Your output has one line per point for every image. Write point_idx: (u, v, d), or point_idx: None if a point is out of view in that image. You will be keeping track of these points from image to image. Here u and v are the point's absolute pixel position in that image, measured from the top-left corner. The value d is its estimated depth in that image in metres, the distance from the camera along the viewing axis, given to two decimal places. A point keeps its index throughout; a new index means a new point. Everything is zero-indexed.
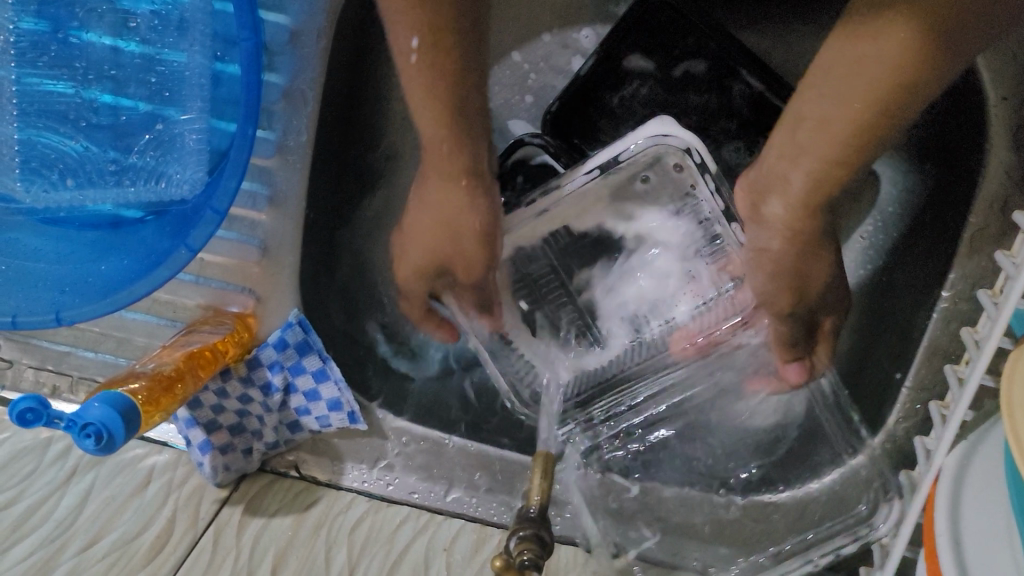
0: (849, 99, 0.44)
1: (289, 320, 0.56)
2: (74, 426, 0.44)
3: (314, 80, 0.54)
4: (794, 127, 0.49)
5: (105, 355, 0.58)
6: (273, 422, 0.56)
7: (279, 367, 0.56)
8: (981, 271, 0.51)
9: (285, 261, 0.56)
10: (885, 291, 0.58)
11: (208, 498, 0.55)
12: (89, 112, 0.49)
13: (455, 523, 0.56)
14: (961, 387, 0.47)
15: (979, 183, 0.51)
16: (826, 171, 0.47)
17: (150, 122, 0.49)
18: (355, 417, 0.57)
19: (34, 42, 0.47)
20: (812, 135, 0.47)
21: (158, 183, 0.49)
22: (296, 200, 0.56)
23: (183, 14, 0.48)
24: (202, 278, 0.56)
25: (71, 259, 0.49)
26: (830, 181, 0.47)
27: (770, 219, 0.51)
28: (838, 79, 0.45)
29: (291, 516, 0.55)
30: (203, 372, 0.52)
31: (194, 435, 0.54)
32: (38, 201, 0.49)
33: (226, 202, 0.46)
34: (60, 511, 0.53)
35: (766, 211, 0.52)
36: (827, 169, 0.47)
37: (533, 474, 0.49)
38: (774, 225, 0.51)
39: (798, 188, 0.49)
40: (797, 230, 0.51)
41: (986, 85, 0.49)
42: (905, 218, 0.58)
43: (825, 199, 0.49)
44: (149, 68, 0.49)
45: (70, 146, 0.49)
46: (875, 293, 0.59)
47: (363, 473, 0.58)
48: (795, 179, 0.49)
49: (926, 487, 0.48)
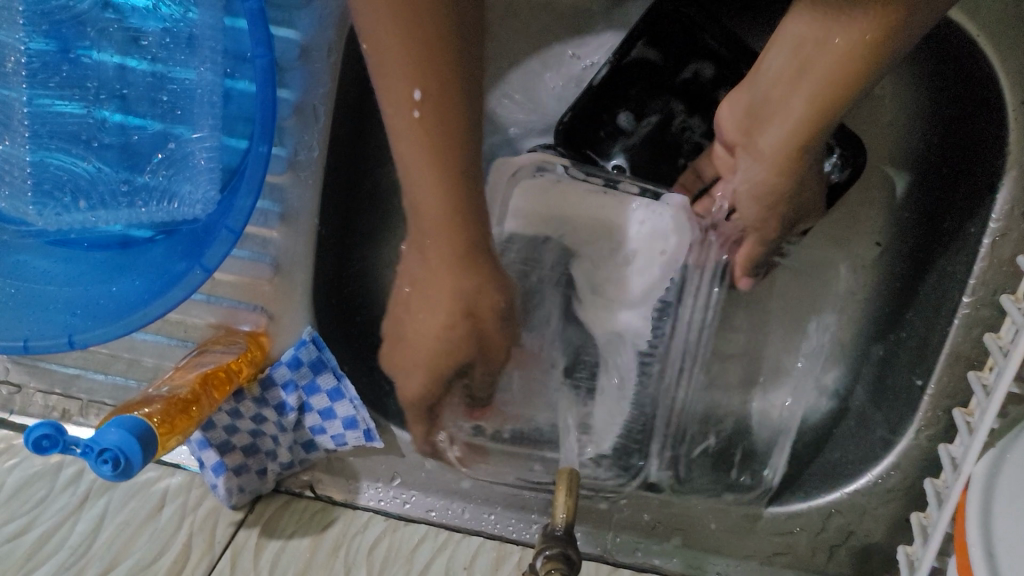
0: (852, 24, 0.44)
1: (302, 337, 0.55)
2: (91, 452, 0.42)
3: (327, 95, 0.53)
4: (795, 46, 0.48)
5: (115, 377, 0.58)
6: (288, 441, 0.56)
7: (293, 385, 0.55)
8: (1001, 277, 0.51)
9: (296, 277, 0.56)
10: (900, 300, 0.57)
11: (223, 521, 0.54)
12: (100, 131, 0.49)
13: (474, 541, 0.56)
14: (988, 396, 0.47)
15: (999, 187, 0.50)
16: (827, 97, 0.47)
17: (162, 142, 0.49)
18: (371, 435, 0.56)
19: (45, 63, 0.47)
20: (814, 57, 0.46)
21: (169, 203, 0.48)
22: (308, 217, 0.55)
23: (192, 30, 0.47)
24: (213, 296, 0.55)
25: (81, 281, 0.48)
26: (829, 107, 0.47)
27: (766, 150, 0.51)
28: (836, 2, 0.44)
29: (309, 537, 0.55)
30: (217, 394, 0.51)
31: (207, 457, 0.54)
32: (50, 223, 0.48)
33: (241, 222, 0.45)
34: (74, 538, 0.52)
35: (763, 142, 0.51)
36: (818, 91, 0.47)
37: (557, 493, 0.47)
38: (769, 156, 0.51)
39: (798, 115, 0.48)
40: (793, 155, 0.50)
41: (1004, 87, 0.49)
42: (919, 217, 0.57)
43: (825, 125, 0.49)
44: (160, 87, 0.48)
45: (82, 167, 0.49)
46: (890, 301, 0.58)
47: (379, 491, 0.58)
48: (797, 104, 0.48)
49: (954, 496, 0.47)
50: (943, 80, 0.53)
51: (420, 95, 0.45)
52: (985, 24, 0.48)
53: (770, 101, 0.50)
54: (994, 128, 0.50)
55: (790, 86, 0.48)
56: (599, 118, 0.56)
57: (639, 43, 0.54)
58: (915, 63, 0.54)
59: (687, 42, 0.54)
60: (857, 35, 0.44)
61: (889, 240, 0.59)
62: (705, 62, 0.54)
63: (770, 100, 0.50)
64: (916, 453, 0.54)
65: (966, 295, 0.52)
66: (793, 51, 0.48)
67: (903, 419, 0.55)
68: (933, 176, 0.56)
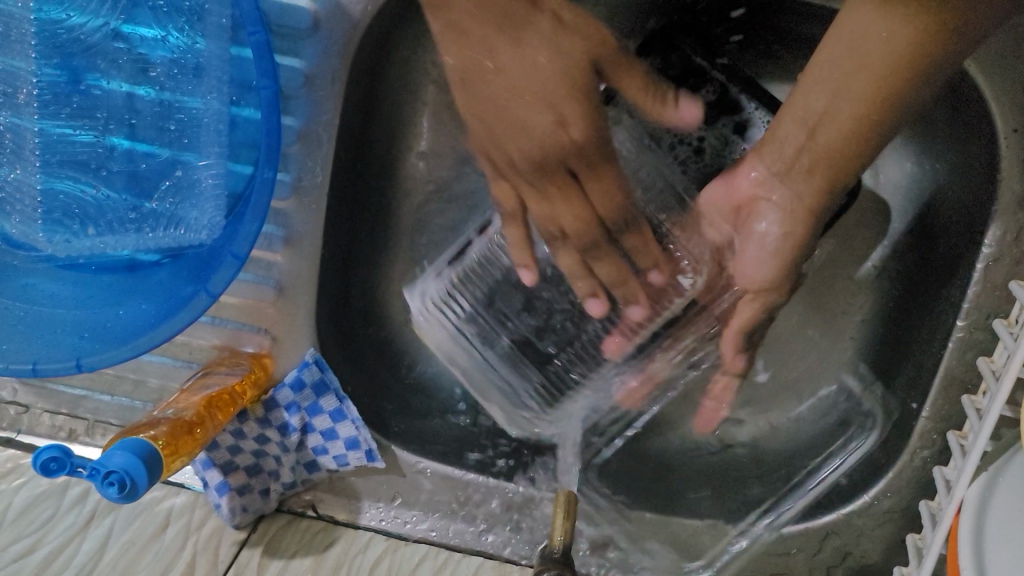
0: (852, 95, 0.48)
1: (306, 359, 0.56)
2: (98, 474, 0.43)
3: (330, 122, 0.54)
4: (823, 114, 0.50)
5: (121, 398, 0.58)
6: (290, 462, 0.57)
7: (296, 407, 0.56)
8: (995, 300, 0.51)
9: (300, 301, 0.57)
10: (895, 319, 0.59)
11: (227, 540, 0.55)
12: (109, 160, 0.50)
13: (473, 561, 0.56)
14: (980, 418, 0.48)
15: (992, 212, 0.51)
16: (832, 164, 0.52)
17: (169, 169, 0.50)
18: (372, 455, 0.57)
19: (56, 94, 0.48)
20: (827, 129, 0.50)
21: (177, 229, 0.49)
22: (312, 240, 0.56)
23: (199, 60, 0.48)
24: (217, 318, 0.56)
25: (90, 304, 0.50)
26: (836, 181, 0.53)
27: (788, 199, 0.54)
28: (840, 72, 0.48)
29: (311, 557, 0.55)
30: (222, 416, 0.52)
31: (211, 477, 0.55)
32: (60, 250, 0.50)
33: (247, 247, 0.46)
34: (80, 558, 0.53)
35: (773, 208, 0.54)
36: (819, 129, 0.50)
37: (555, 515, 0.48)
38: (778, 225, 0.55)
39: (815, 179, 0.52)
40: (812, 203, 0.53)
41: (997, 116, 0.50)
42: (915, 240, 0.59)
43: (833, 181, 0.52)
44: (167, 115, 0.49)
45: (92, 195, 0.50)
46: (886, 320, 0.60)
47: (382, 511, 0.58)
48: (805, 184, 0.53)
49: (949, 518, 0.48)
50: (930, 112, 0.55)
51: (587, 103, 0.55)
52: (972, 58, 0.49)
53: (783, 125, 0.52)
54: (988, 157, 0.51)
55: (810, 132, 0.51)
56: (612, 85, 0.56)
57: (654, 56, 0.56)
58: None
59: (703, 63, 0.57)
60: (854, 110, 0.49)
61: (886, 265, 0.60)
62: (712, 81, 0.56)
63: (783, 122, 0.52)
64: (911, 476, 0.55)
65: (961, 319, 0.52)
66: (801, 122, 0.51)
67: (898, 442, 0.55)
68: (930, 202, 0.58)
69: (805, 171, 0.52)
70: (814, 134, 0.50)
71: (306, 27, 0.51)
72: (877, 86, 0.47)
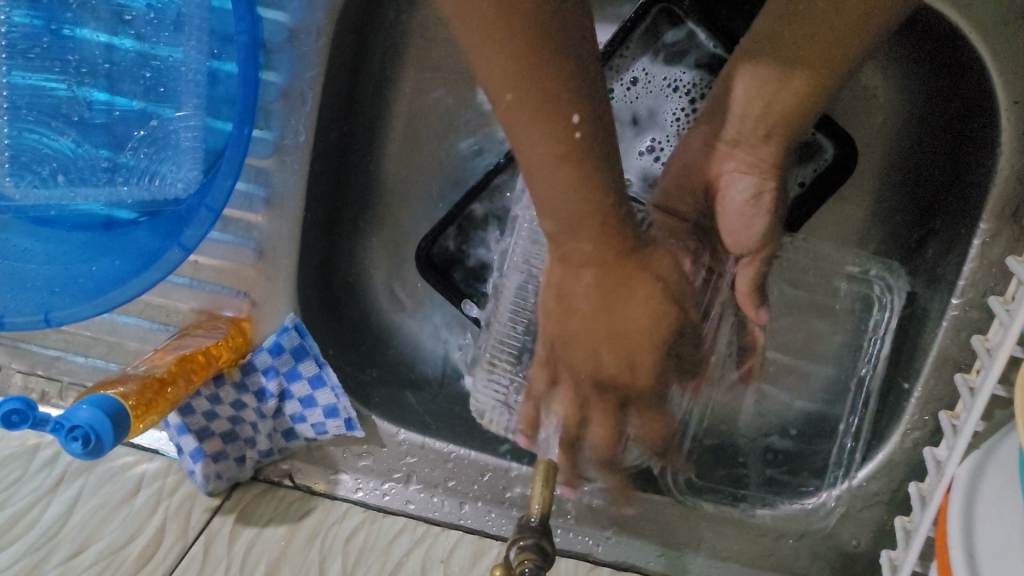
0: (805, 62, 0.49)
1: (285, 324, 0.55)
2: (61, 429, 0.42)
3: (315, 80, 0.53)
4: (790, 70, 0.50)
5: (96, 360, 0.57)
6: (267, 428, 0.55)
7: (274, 372, 0.55)
8: (992, 278, 0.50)
9: (281, 264, 0.55)
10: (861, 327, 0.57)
11: (199, 506, 0.54)
12: (82, 107, 0.48)
13: (452, 534, 0.55)
14: (972, 396, 0.47)
15: (990, 190, 0.50)
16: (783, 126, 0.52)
17: (144, 119, 0.48)
18: (352, 424, 0.56)
19: (26, 35, 0.46)
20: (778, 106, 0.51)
21: (151, 182, 0.48)
22: (294, 201, 0.55)
23: (179, 10, 0.47)
24: (196, 281, 0.55)
25: (62, 259, 0.48)
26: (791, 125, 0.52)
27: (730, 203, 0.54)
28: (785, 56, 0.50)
29: (285, 526, 0.54)
30: (196, 378, 0.51)
31: (186, 443, 0.54)
32: (27, 197, 0.47)
33: (221, 202, 0.45)
34: (48, 519, 0.52)
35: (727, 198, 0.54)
36: (767, 89, 0.51)
37: (534, 484, 0.47)
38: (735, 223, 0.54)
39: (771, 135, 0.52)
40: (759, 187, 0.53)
41: (998, 87, 0.48)
42: (912, 211, 0.58)
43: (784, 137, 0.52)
44: (143, 64, 0.48)
45: (61, 143, 0.48)
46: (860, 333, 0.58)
47: (361, 482, 0.57)
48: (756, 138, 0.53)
49: (938, 498, 0.46)
50: (935, 81, 0.55)
51: (579, 119, 0.44)
52: (971, 15, 0.49)
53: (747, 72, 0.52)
54: (980, 116, 0.50)
55: (779, 81, 0.50)
56: (609, 49, 0.58)
57: (648, 20, 0.58)
58: (910, 55, 0.56)
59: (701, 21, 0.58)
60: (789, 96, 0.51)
61: (884, 237, 0.60)
62: (702, 50, 0.58)
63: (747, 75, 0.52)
64: (902, 458, 0.53)
65: (955, 297, 0.51)
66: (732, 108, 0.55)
67: (889, 422, 0.54)
68: (926, 172, 0.57)
69: (762, 135, 0.52)
70: (782, 84, 0.50)
71: None
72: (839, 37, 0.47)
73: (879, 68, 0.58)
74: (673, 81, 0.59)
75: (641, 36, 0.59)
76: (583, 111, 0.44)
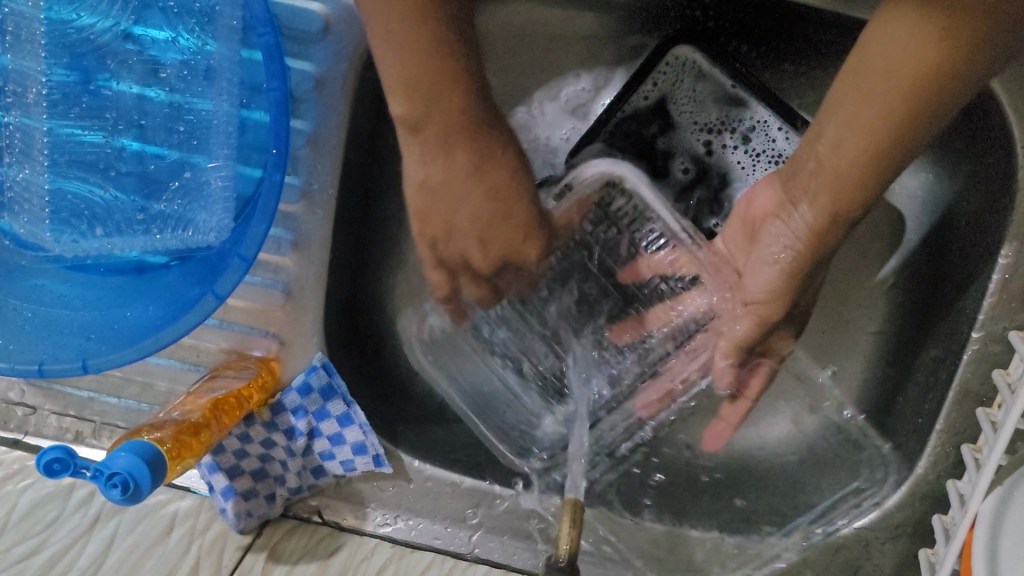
0: (838, 146, 0.47)
1: (313, 363, 0.56)
2: (100, 476, 0.44)
3: (339, 126, 0.55)
4: (806, 157, 0.50)
5: (128, 401, 0.58)
6: (296, 467, 0.56)
7: (303, 411, 0.56)
8: (1012, 312, 0.51)
9: (308, 304, 0.57)
10: (895, 393, 0.58)
11: (231, 545, 0.55)
12: (118, 160, 0.50)
13: (479, 570, 0.55)
14: (995, 431, 0.47)
15: (1007, 227, 0.51)
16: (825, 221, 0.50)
17: (179, 170, 0.50)
18: (380, 460, 0.57)
19: (66, 94, 0.49)
20: (832, 156, 0.48)
21: (185, 231, 0.49)
22: (320, 245, 0.56)
23: (210, 62, 0.48)
24: (225, 322, 0.56)
25: (97, 306, 0.50)
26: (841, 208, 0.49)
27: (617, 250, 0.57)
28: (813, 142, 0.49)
29: (316, 562, 0.55)
30: (227, 419, 0.52)
31: (217, 481, 0.54)
32: (67, 250, 0.49)
33: (254, 250, 0.46)
34: (84, 560, 0.53)
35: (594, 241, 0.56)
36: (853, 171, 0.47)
37: (561, 524, 0.48)
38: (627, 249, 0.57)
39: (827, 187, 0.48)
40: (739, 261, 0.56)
41: (1014, 127, 0.49)
42: (931, 254, 0.58)
43: (840, 219, 0.49)
44: (177, 117, 0.49)
45: (99, 196, 0.50)
46: (900, 372, 0.58)
47: (388, 518, 0.57)
48: (823, 189, 0.49)
49: (962, 532, 0.47)
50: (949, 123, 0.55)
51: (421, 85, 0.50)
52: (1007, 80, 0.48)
53: (812, 170, 0.50)
54: (998, 159, 0.51)
55: (832, 174, 0.48)
56: (632, 83, 0.59)
57: (671, 57, 0.59)
58: None
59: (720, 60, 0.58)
60: (835, 173, 0.48)
61: (904, 273, 0.60)
62: (723, 90, 0.59)
63: (811, 174, 0.50)
64: (925, 489, 0.53)
65: (976, 330, 0.52)
66: (819, 149, 0.49)
67: (912, 456, 0.54)
68: (945, 219, 0.57)
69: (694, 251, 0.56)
70: (831, 177, 0.48)
71: (317, 29, 0.51)
72: (870, 109, 0.45)
73: None
74: (703, 122, 0.60)
75: (663, 73, 0.59)
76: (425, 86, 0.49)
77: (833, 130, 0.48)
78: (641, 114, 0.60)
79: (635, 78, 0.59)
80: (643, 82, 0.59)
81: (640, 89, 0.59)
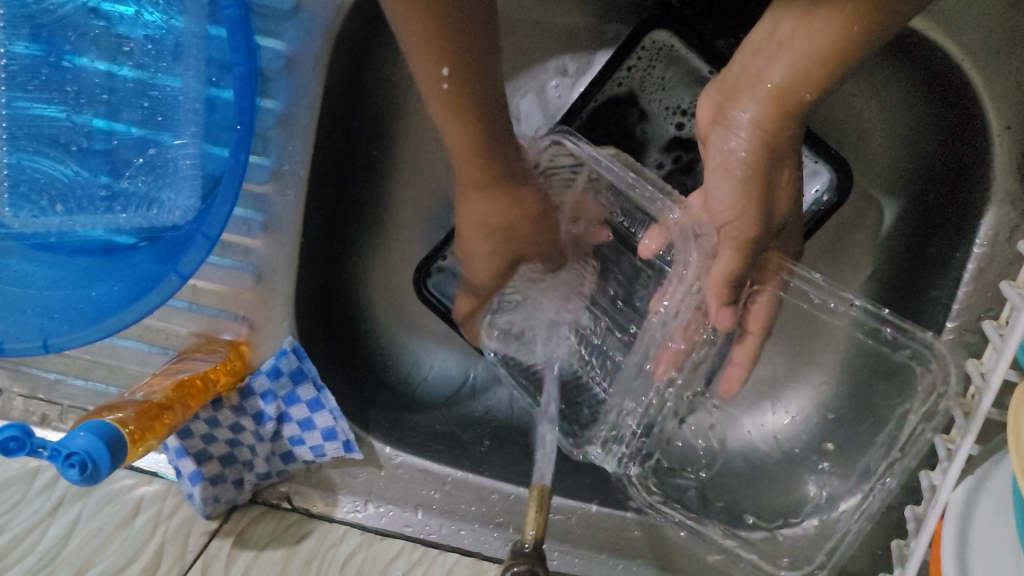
0: (795, 41, 0.46)
1: (283, 347, 0.55)
2: (59, 456, 0.43)
3: (312, 107, 0.54)
4: (763, 48, 0.49)
5: (96, 383, 0.57)
6: (265, 452, 0.55)
7: (272, 396, 0.55)
8: (986, 301, 0.50)
9: (279, 288, 0.56)
10: None
11: (197, 530, 0.54)
12: (82, 136, 0.49)
13: (449, 557, 0.55)
14: (966, 420, 0.47)
15: (984, 213, 0.50)
16: (765, 117, 0.49)
17: (143, 146, 0.49)
18: (350, 446, 0.56)
19: (27, 66, 0.47)
20: (788, 43, 0.47)
21: (150, 209, 0.48)
22: (292, 228, 0.55)
23: (177, 39, 0.48)
24: (195, 304, 0.55)
25: (61, 286, 0.49)
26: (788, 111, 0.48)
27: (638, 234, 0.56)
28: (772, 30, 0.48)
29: (282, 549, 0.54)
30: (193, 403, 0.51)
31: (185, 466, 0.54)
32: (27, 227, 0.48)
33: (218, 228, 0.45)
34: (46, 542, 0.52)
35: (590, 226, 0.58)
36: (811, 64, 0.46)
37: (528, 509, 0.47)
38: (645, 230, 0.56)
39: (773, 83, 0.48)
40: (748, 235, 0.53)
41: (989, 113, 0.49)
42: (907, 243, 0.58)
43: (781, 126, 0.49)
44: (142, 93, 0.49)
45: (61, 171, 0.49)
46: None
47: (358, 505, 0.57)
48: (768, 80, 0.48)
49: (932, 521, 0.46)
50: (926, 107, 0.55)
51: (449, 71, 0.46)
52: (966, 45, 0.49)
53: (762, 60, 0.49)
54: (974, 144, 0.51)
55: (779, 66, 0.48)
56: (610, 67, 0.58)
57: (649, 40, 0.58)
58: (903, 80, 0.55)
59: (697, 44, 0.58)
60: (785, 66, 0.47)
61: (880, 263, 0.60)
62: (699, 75, 0.58)
63: (760, 66, 0.50)
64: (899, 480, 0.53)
65: (951, 320, 0.51)
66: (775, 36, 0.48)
67: None
68: (921, 206, 0.57)
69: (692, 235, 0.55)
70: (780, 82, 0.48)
71: (288, 7, 0.50)
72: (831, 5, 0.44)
73: (870, 93, 0.58)
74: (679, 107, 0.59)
75: (640, 57, 0.58)
76: (448, 83, 0.47)
77: (795, 22, 0.46)
78: (617, 99, 0.59)
79: (613, 61, 0.58)
80: (621, 65, 0.58)
81: (618, 72, 0.58)
